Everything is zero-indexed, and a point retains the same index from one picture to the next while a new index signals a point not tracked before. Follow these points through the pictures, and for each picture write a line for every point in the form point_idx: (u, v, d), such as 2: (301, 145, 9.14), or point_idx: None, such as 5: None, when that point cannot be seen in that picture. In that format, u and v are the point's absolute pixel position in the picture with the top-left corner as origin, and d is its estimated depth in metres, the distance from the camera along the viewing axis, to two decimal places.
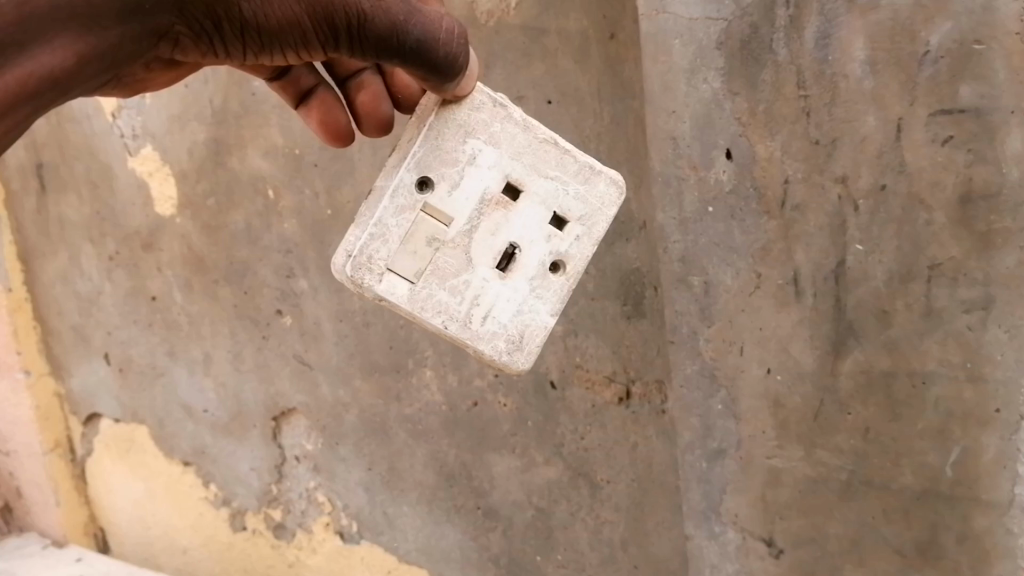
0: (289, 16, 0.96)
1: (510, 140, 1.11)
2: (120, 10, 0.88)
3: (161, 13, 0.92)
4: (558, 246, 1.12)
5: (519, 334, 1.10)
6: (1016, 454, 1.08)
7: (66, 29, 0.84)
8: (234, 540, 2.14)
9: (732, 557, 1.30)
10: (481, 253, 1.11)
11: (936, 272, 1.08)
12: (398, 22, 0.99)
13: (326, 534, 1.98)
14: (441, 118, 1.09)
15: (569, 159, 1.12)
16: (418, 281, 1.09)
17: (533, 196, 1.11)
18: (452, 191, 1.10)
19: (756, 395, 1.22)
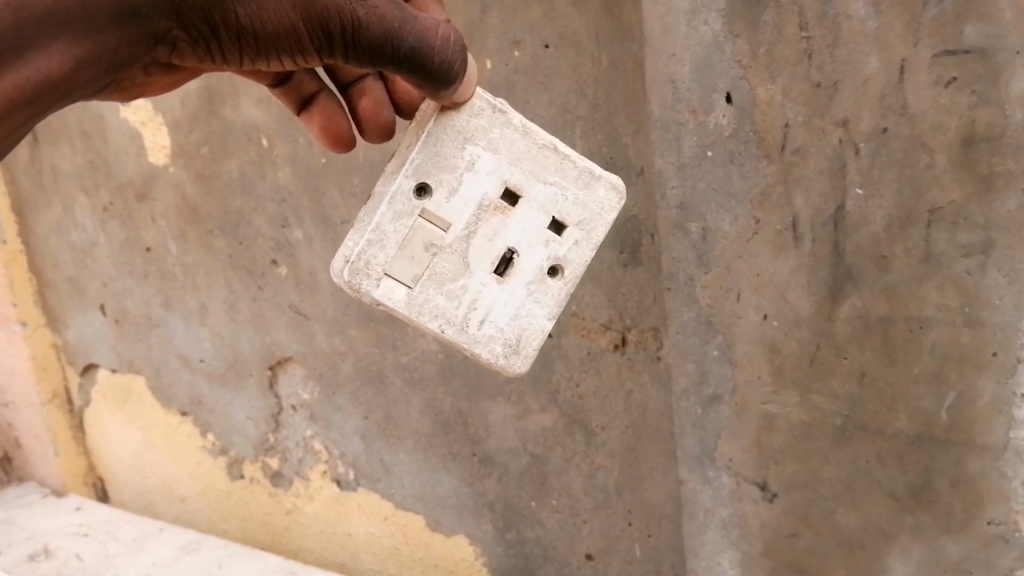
0: (285, 22, 0.99)
1: (509, 146, 1.15)
2: (115, 15, 0.93)
3: (157, 17, 0.96)
4: (556, 250, 1.17)
5: (517, 337, 1.16)
6: (1012, 398, 1.09)
7: (63, 34, 0.90)
8: (232, 488, 2.16)
9: (725, 501, 1.31)
10: (478, 259, 1.16)
11: (936, 216, 1.07)
12: (393, 29, 1.02)
13: (324, 481, 1.99)
14: (440, 124, 1.13)
15: (569, 164, 1.16)
16: (416, 286, 1.14)
17: (532, 202, 1.16)
18: (450, 197, 1.14)
19: (752, 341, 1.21)
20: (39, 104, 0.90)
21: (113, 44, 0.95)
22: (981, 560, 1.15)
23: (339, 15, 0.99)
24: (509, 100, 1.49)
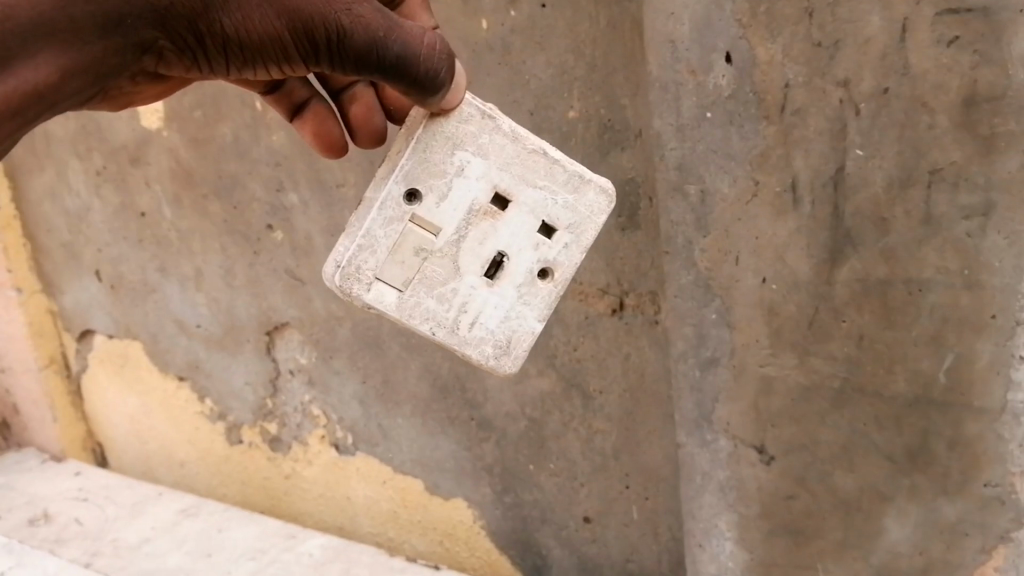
0: (271, 31, 1.02)
1: (498, 151, 1.17)
2: (101, 27, 0.96)
3: (143, 27, 0.99)
4: (545, 254, 1.20)
5: (506, 339, 1.20)
6: (1011, 360, 1.09)
7: (48, 45, 0.93)
8: (230, 453, 2.16)
9: (722, 465, 1.31)
10: (468, 262, 1.19)
11: (937, 177, 1.06)
12: (377, 38, 1.05)
13: (322, 446, 2.00)
14: (430, 130, 1.16)
15: (557, 169, 1.19)
16: (406, 290, 1.18)
17: (521, 207, 1.19)
18: (440, 203, 1.17)
19: (750, 304, 1.20)
20: (24, 112, 0.94)
21: (100, 54, 0.98)
22: (976, 520, 1.17)
23: (324, 24, 1.02)
24: (505, 61, 1.47)
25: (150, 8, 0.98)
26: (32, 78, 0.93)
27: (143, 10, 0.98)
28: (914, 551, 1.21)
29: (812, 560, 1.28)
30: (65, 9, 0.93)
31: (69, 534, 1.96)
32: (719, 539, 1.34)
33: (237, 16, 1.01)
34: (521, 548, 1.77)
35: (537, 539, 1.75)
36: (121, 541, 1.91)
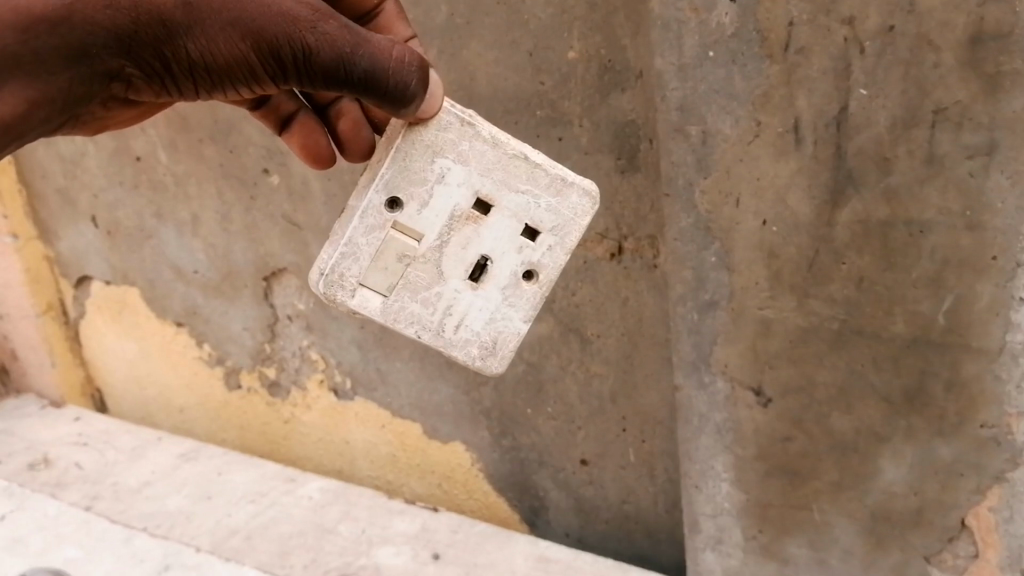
0: (236, 53, 1.05)
1: (478, 159, 1.16)
2: (69, 57, 1.02)
3: (109, 56, 1.05)
4: (528, 256, 1.19)
5: (492, 339, 1.20)
6: (1010, 302, 1.09)
7: (18, 75, 1.00)
8: (230, 398, 2.17)
9: (720, 407, 1.32)
10: (451, 266, 1.18)
11: (941, 117, 1.05)
12: (342, 53, 1.04)
13: (321, 391, 2.01)
14: (409, 139, 1.14)
15: (539, 173, 1.17)
16: (391, 295, 1.18)
17: (504, 211, 1.18)
18: (421, 210, 1.16)
19: (750, 247, 1.19)
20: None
21: (69, 82, 1.04)
22: (971, 461, 1.19)
23: (287, 42, 1.04)
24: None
25: (113, 38, 1.03)
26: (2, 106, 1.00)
27: (108, 38, 1.03)
28: (910, 492, 1.24)
29: (807, 500, 1.32)
30: (29, 40, 0.99)
31: (68, 479, 1.95)
32: (715, 480, 1.37)
33: (202, 40, 1.05)
34: (519, 490, 1.80)
35: (535, 482, 1.77)
36: (122, 485, 1.90)
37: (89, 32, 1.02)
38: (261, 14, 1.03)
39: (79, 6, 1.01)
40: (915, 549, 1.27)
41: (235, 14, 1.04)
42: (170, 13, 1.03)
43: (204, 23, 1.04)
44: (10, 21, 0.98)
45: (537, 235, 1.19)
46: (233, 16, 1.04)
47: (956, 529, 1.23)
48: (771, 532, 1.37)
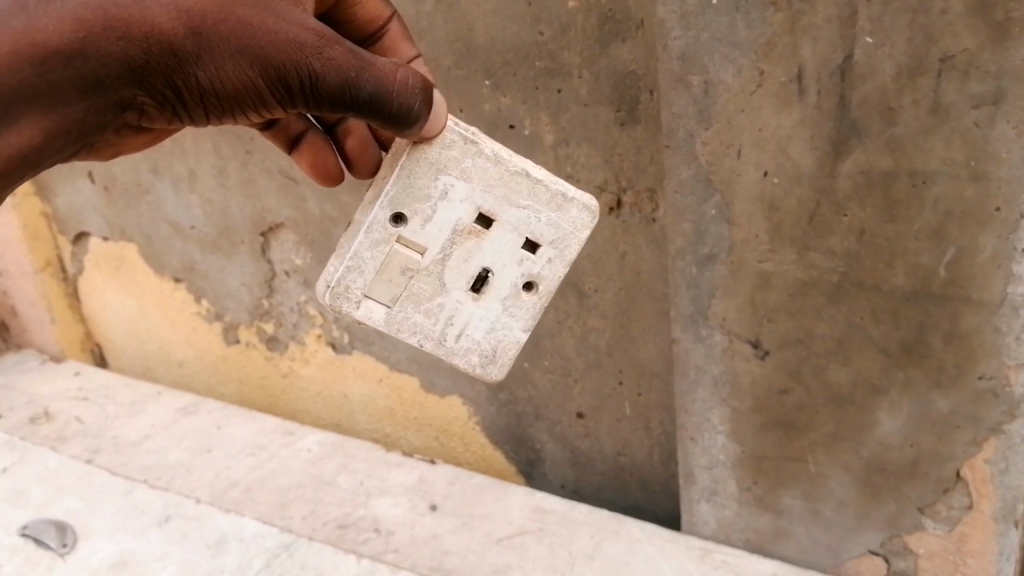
0: (243, 79, 1.03)
1: (481, 175, 1.14)
2: (79, 89, 1.00)
3: (122, 86, 1.03)
4: (528, 269, 1.18)
5: (492, 348, 1.19)
6: (1013, 253, 1.08)
7: (30, 107, 0.99)
8: (228, 353, 2.17)
9: (717, 359, 1.32)
10: (453, 279, 1.18)
11: (947, 65, 1.02)
12: (348, 77, 1.02)
13: (318, 345, 2.01)
14: (413, 157, 1.13)
15: (540, 189, 1.16)
16: (394, 306, 1.18)
17: (505, 226, 1.16)
18: (425, 225, 1.15)
19: (751, 199, 1.19)
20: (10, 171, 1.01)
21: (82, 113, 1.02)
22: (969, 413, 1.19)
23: (294, 69, 1.01)
24: None
25: (125, 67, 1.01)
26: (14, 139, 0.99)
27: (117, 69, 1.01)
28: (905, 444, 1.25)
29: (803, 453, 1.33)
30: (44, 74, 0.97)
31: (70, 432, 1.95)
32: (711, 431, 1.39)
33: (209, 67, 1.02)
34: (517, 444, 1.81)
35: (532, 436, 1.78)
36: (123, 438, 1.90)
37: (98, 64, 1.00)
38: (268, 41, 1.01)
39: (91, 39, 0.98)
40: (910, 500, 1.29)
41: (242, 41, 1.01)
42: (178, 41, 1.01)
43: (212, 51, 1.01)
44: (23, 55, 0.95)
45: (537, 247, 1.18)
46: (240, 43, 1.01)
47: (952, 481, 1.25)
48: (765, 484, 1.39)
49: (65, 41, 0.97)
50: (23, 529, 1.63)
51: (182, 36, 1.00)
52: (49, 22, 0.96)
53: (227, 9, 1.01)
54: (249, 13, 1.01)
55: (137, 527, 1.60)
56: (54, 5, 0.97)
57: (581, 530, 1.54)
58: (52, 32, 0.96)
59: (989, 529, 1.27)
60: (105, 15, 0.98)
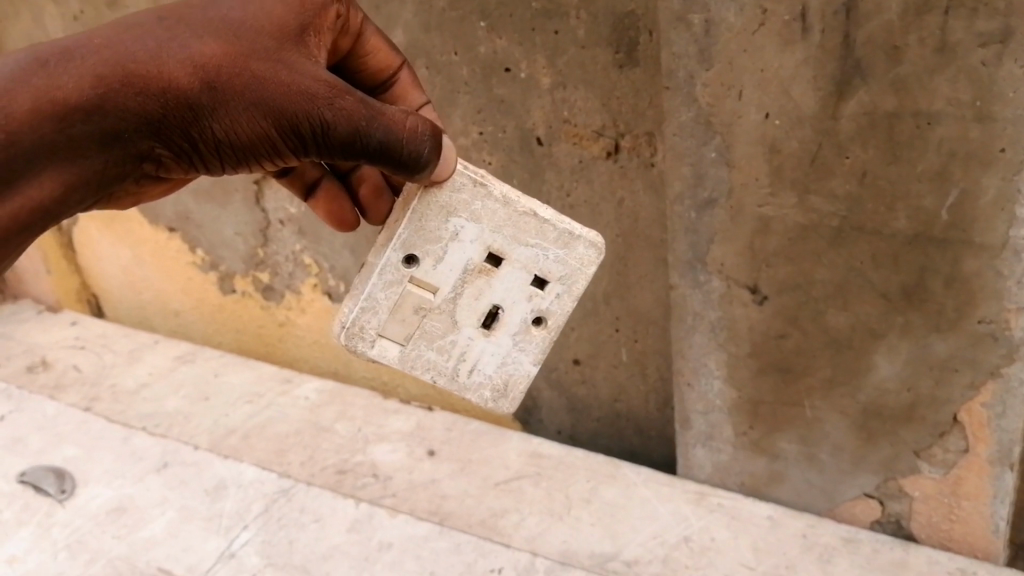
0: (258, 130, 1.00)
1: (490, 217, 1.10)
2: (98, 142, 0.98)
3: (139, 138, 1.00)
4: (537, 304, 1.15)
5: (505, 382, 1.17)
6: (1016, 196, 1.07)
7: (52, 162, 0.96)
8: (224, 302, 2.17)
9: (715, 305, 1.32)
10: (464, 315, 1.14)
11: (956, 3, 1.00)
12: (359, 125, 0.99)
13: (315, 295, 2.00)
14: (424, 201, 1.08)
15: (548, 227, 1.12)
16: (408, 343, 1.15)
17: (514, 264, 1.13)
18: (436, 265, 1.11)
19: (752, 141, 1.17)
20: (31, 224, 0.99)
21: (102, 164, 1.00)
22: (967, 357, 1.20)
23: (306, 119, 0.98)
24: None
25: (143, 122, 0.98)
26: (34, 193, 0.97)
27: (134, 123, 0.98)
28: (902, 388, 1.26)
29: (799, 398, 1.34)
30: (65, 129, 0.95)
31: (67, 381, 1.94)
32: (708, 377, 1.39)
33: (224, 119, 0.99)
34: None
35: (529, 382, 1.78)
36: (121, 387, 1.90)
37: (116, 118, 0.97)
38: (281, 93, 0.98)
39: (109, 95, 0.96)
40: (906, 444, 1.30)
41: (255, 93, 0.98)
42: (192, 94, 0.97)
43: (227, 104, 0.98)
44: (46, 112, 0.93)
45: (545, 282, 1.14)
46: (254, 95, 0.98)
47: (948, 424, 1.26)
48: (761, 429, 1.39)
49: (85, 96, 0.95)
50: (22, 476, 1.63)
51: (196, 89, 0.97)
52: (69, 78, 0.94)
53: (241, 62, 0.98)
54: (262, 66, 0.98)
55: (136, 474, 1.60)
56: (73, 62, 0.95)
57: (578, 476, 1.54)
58: (72, 89, 0.94)
59: (985, 472, 1.28)
60: (122, 70, 0.96)
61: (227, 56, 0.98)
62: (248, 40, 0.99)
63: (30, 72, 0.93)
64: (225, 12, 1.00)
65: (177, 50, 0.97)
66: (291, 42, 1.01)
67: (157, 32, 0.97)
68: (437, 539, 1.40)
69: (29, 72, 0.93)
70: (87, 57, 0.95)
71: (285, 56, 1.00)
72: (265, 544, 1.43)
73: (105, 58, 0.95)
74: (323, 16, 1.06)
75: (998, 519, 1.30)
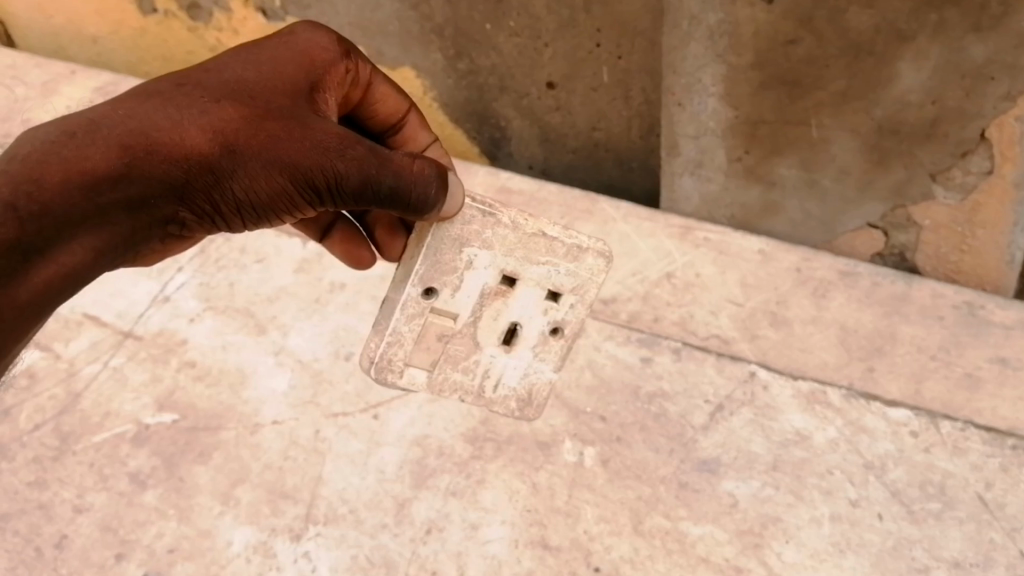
0: (276, 189, 0.83)
1: (503, 242, 0.87)
2: (119, 211, 0.81)
3: (164, 205, 0.83)
4: (556, 318, 0.91)
5: (531, 394, 0.94)
6: None
7: (79, 230, 0.79)
8: (146, 26, 1.57)
9: (716, 6, 1.10)
10: (484, 335, 0.91)
11: None
12: (371, 172, 0.81)
13: (248, 14, 1.49)
14: (436, 237, 0.85)
15: (558, 242, 0.88)
16: (434, 371, 0.90)
17: (530, 283, 0.89)
18: (455, 294, 0.88)
19: None
20: (52, 307, 0.80)
21: (128, 232, 0.83)
22: (1008, 62, 1.02)
23: (320, 175, 0.81)
24: None
25: (166, 187, 0.81)
26: (60, 267, 0.79)
27: (155, 188, 0.81)
28: (927, 100, 1.08)
29: (806, 115, 1.16)
30: (93, 201, 0.78)
31: None
32: (702, 96, 1.20)
33: (243, 179, 0.82)
34: (477, 120, 1.50)
35: (494, 108, 1.46)
36: (34, 121, 1.56)
37: (138, 186, 0.80)
38: (295, 146, 0.81)
39: (134, 164, 0.79)
40: (922, 166, 1.16)
41: (271, 151, 0.81)
42: (210, 158, 0.81)
43: (246, 164, 0.81)
44: (72, 184, 0.77)
45: (562, 294, 0.91)
46: (271, 154, 0.81)
47: (974, 143, 1.11)
48: (759, 154, 1.23)
49: (109, 165, 0.78)
50: None
51: (214, 150, 0.81)
52: (92, 148, 0.78)
53: (256, 122, 0.81)
54: (278, 124, 0.82)
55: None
56: (96, 133, 0.79)
57: (552, 211, 1.32)
58: (96, 159, 0.78)
59: (1007, 197, 1.15)
60: (142, 137, 0.79)
61: (244, 114, 0.81)
62: (265, 97, 0.83)
63: (51, 145, 0.77)
64: (238, 71, 0.84)
65: (195, 114, 0.81)
66: (306, 99, 0.85)
67: (175, 99, 0.82)
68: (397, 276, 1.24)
69: (53, 146, 0.77)
70: (107, 126, 0.79)
71: (300, 114, 0.83)
72: (203, 287, 1.25)
73: (123, 126, 0.79)
74: (333, 70, 0.90)
75: (1015, 250, 1.20)
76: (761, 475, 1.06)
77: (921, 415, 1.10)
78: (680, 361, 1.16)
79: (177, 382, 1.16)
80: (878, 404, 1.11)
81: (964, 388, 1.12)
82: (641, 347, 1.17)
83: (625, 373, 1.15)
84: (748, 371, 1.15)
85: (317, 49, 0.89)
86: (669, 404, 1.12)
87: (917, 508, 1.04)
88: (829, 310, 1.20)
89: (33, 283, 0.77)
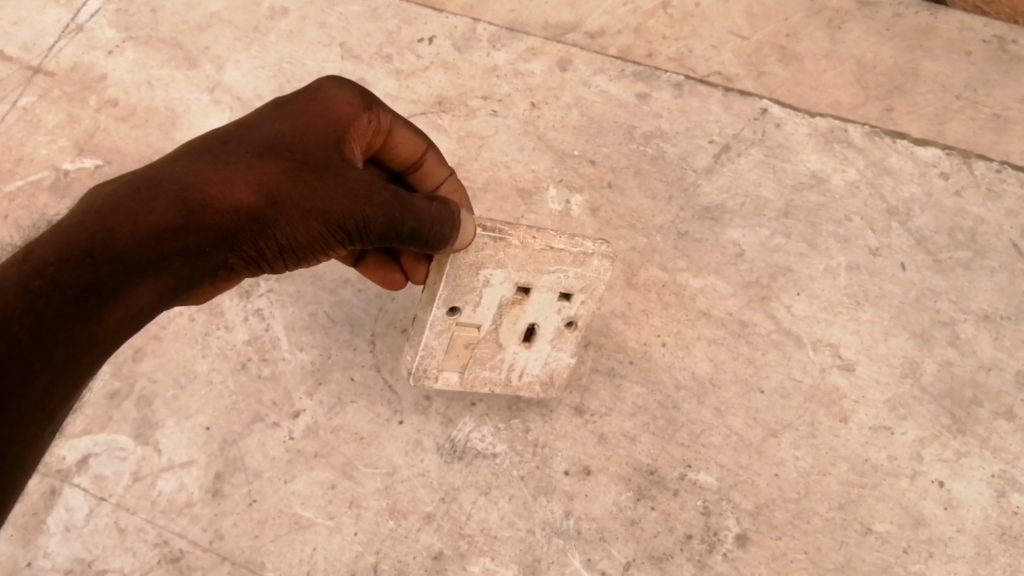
0: (315, 240, 0.66)
1: (515, 261, 0.71)
2: (179, 262, 0.62)
3: (217, 254, 0.65)
4: (571, 313, 0.77)
5: (553, 376, 0.82)
6: None
7: (145, 276, 0.60)
8: None
9: None
10: (505, 337, 0.78)
11: None
12: (395, 214, 0.65)
13: None
14: (457, 262, 0.70)
15: (566, 250, 0.72)
16: (465, 373, 0.80)
17: (546, 291, 0.75)
18: (475, 310, 0.75)
19: None
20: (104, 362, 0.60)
21: (185, 286, 0.64)
22: None
23: (351, 225, 0.65)
24: None
25: (218, 238, 0.64)
26: (131, 308, 0.59)
27: (211, 240, 0.63)
28: None
29: None
30: (158, 249, 0.60)
31: None
32: None
33: (286, 231, 0.65)
34: None
35: None
36: None
37: (194, 240, 0.62)
38: (329, 194, 0.65)
39: (190, 216, 0.62)
40: None
41: (312, 203, 0.64)
42: (256, 214, 0.64)
43: (288, 215, 0.65)
44: (133, 230, 0.59)
45: (574, 294, 0.76)
46: (313, 205, 0.64)
47: None
48: None
49: (167, 219, 0.60)
50: None
51: (258, 203, 0.64)
52: (149, 202, 0.60)
53: (297, 173, 0.65)
54: (316, 176, 0.65)
55: None
56: (143, 186, 0.61)
57: None
58: (152, 211, 0.60)
59: None
60: (192, 189, 0.62)
61: (283, 166, 0.64)
62: (302, 148, 0.66)
63: (113, 197, 0.59)
64: (274, 121, 0.66)
65: (234, 167, 0.63)
66: (336, 148, 0.67)
67: (212, 152, 0.64)
68: (346, 5, 1.06)
69: (112, 198, 0.59)
70: (158, 179, 0.62)
71: (331, 161, 0.66)
72: (121, 15, 1.06)
73: (172, 178, 0.62)
74: (359, 122, 0.70)
75: None
76: (769, 223, 0.96)
77: (953, 156, 1.00)
78: (681, 98, 1.02)
79: (98, 124, 0.99)
80: (905, 144, 1.01)
81: (993, 129, 1.02)
82: (636, 83, 1.03)
83: (617, 112, 1.01)
84: (760, 107, 1.01)
85: (342, 101, 0.70)
86: (668, 146, 0.99)
87: (944, 258, 0.96)
88: (844, 44, 1.06)
89: (103, 327, 0.57)
